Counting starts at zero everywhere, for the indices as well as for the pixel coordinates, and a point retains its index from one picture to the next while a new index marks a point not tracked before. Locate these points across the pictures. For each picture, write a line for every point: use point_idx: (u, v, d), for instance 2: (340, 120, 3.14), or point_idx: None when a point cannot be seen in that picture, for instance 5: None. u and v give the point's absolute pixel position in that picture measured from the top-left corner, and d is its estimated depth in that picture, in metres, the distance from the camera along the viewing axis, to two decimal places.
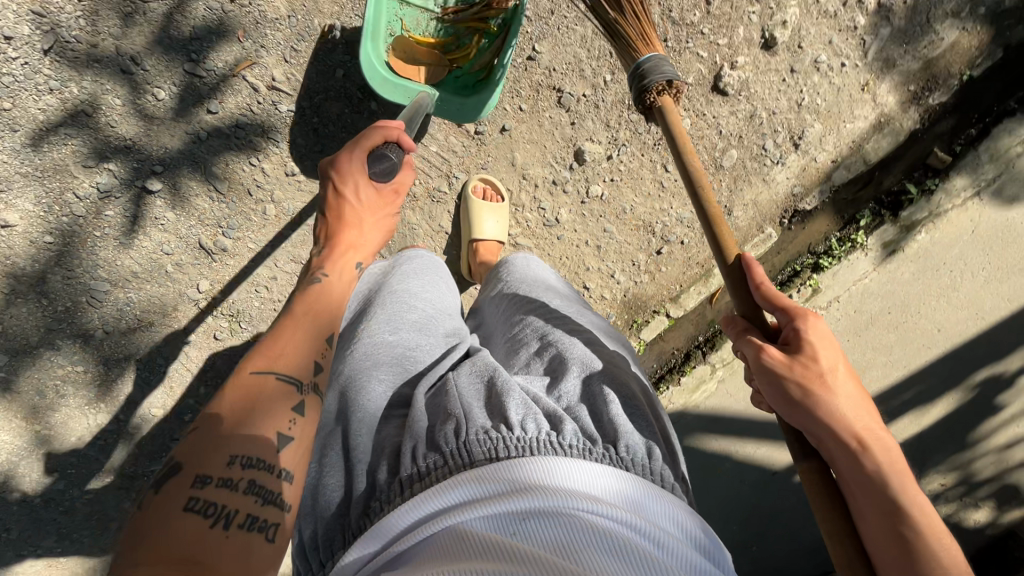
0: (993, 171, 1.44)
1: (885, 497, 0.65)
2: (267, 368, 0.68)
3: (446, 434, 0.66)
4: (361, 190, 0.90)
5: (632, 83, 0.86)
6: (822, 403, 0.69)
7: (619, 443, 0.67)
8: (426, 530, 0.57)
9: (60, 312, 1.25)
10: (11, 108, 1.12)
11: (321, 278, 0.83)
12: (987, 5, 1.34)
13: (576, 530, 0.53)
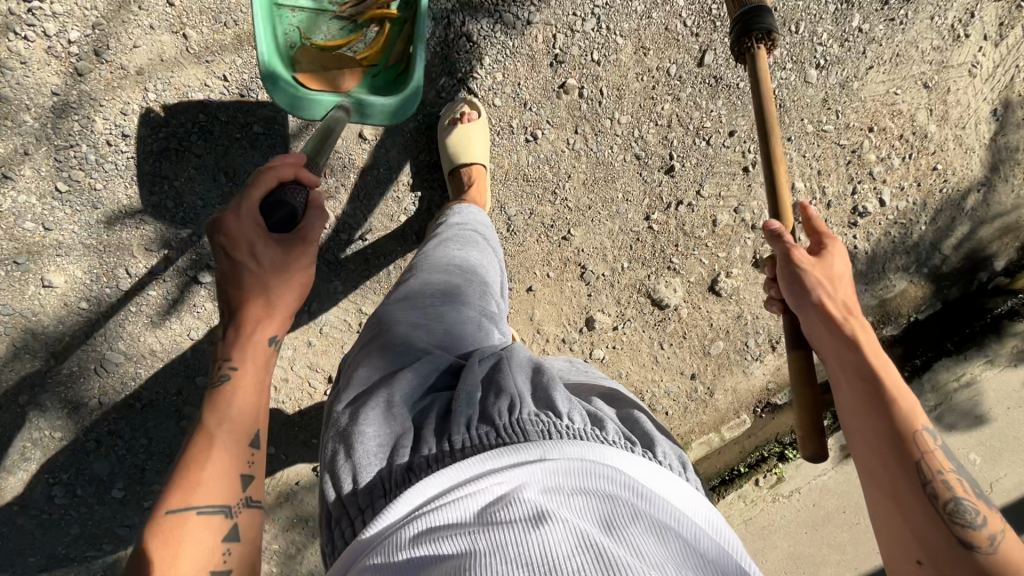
0: (934, 398, 1.70)
1: (857, 365, 0.77)
2: (184, 505, 0.64)
3: (500, 409, 0.71)
4: (258, 250, 0.79)
5: (735, 28, 0.94)
6: (824, 296, 0.83)
7: (657, 449, 0.72)
8: (477, 486, 0.61)
9: (63, 374, 1.29)
10: (101, 189, 1.24)
11: (228, 372, 0.75)
12: (931, 266, 1.61)
13: (619, 513, 0.57)
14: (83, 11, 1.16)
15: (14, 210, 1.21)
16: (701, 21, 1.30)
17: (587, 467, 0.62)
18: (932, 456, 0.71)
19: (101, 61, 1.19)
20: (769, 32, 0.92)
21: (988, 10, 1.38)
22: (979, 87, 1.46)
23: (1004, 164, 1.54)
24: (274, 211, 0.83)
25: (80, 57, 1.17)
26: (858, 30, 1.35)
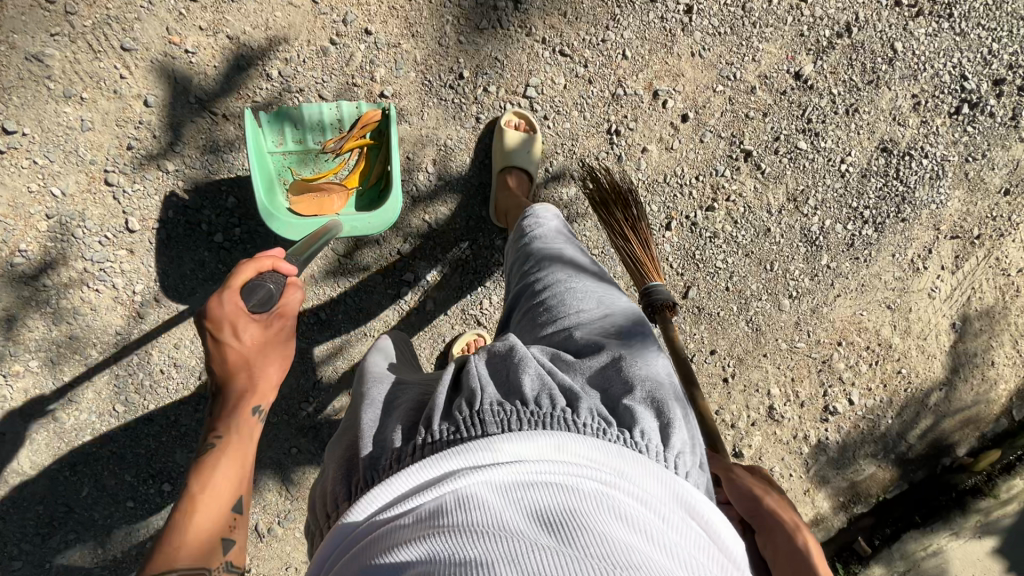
0: (904, 566, 1.82)
1: None
2: (164, 567, 0.65)
3: (460, 405, 0.68)
4: (241, 331, 0.82)
5: (645, 299, 1.21)
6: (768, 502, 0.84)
7: (635, 428, 0.67)
8: (430, 488, 0.56)
9: (107, 561, 1.43)
10: (153, 406, 1.39)
11: (214, 441, 0.78)
12: (899, 451, 1.75)
13: (584, 500, 0.53)
14: (148, 267, 1.31)
15: (76, 427, 1.36)
16: (686, 263, 1.46)
17: (550, 459, 0.58)
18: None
19: (159, 305, 1.33)
20: (668, 303, 1.21)
21: (945, 247, 1.55)
22: (938, 306, 1.61)
23: (964, 366, 1.69)
24: (252, 291, 0.83)
25: (142, 305, 1.33)
26: (826, 267, 1.51)
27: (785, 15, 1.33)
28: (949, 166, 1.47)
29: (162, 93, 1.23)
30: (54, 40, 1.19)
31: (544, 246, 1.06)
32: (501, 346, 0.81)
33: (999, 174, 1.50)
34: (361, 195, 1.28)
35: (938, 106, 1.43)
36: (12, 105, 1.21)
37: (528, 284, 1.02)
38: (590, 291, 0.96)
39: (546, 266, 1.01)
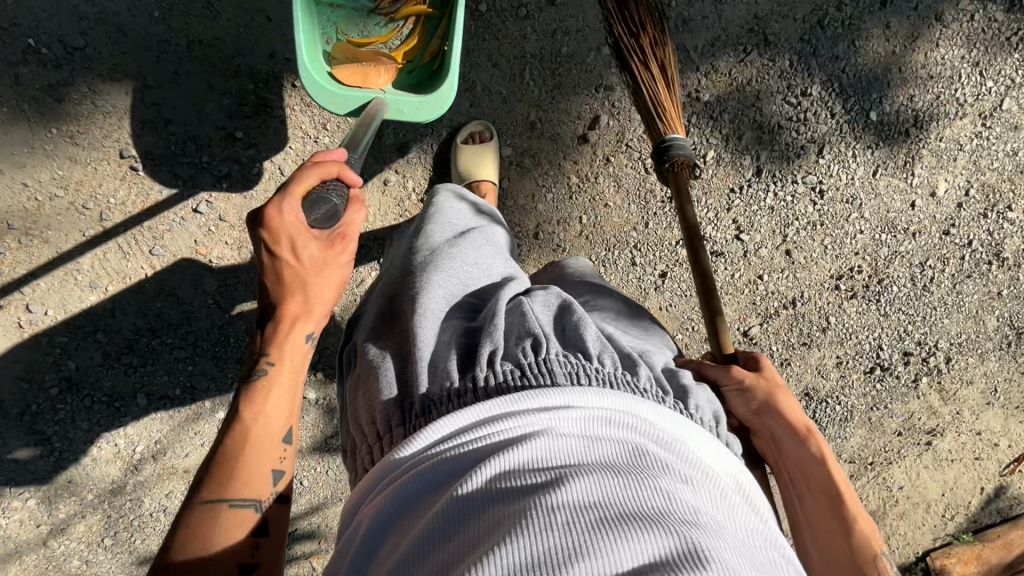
0: None
1: (823, 483, 0.88)
2: (220, 495, 0.72)
3: (526, 348, 0.78)
4: (300, 248, 0.84)
5: (658, 150, 1.09)
6: (780, 403, 0.92)
7: (688, 401, 0.81)
8: (495, 429, 0.66)
9: None
10: (137, 541, 1.52)
11: (269, 367, 0.83)
12: None
13: (636, 456, 0.63)
14: (148, 433, 1.43)
15: (65, 553, 1.49)
16: None
17: (607, 419, 0.67)
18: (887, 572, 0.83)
19: (156, 462, 1.46)
20: (687, 159, 1.08)
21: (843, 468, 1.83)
22: None
23: None
24: (314, 207, 0.86)
25: (140, 463, 1.46)
26: None
27: (744, 286, 1.54)
28: (856, 412, 1.74)
29: (182, 292, 1.34)
30: (87, 239, 1.28)
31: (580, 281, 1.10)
32: (556, 310, 0.88)
33: (895, 420, 1.78)
34: (410, 71, 1.33)
35: (856, 365, 1.68)
36: (39, 289, 1.30)
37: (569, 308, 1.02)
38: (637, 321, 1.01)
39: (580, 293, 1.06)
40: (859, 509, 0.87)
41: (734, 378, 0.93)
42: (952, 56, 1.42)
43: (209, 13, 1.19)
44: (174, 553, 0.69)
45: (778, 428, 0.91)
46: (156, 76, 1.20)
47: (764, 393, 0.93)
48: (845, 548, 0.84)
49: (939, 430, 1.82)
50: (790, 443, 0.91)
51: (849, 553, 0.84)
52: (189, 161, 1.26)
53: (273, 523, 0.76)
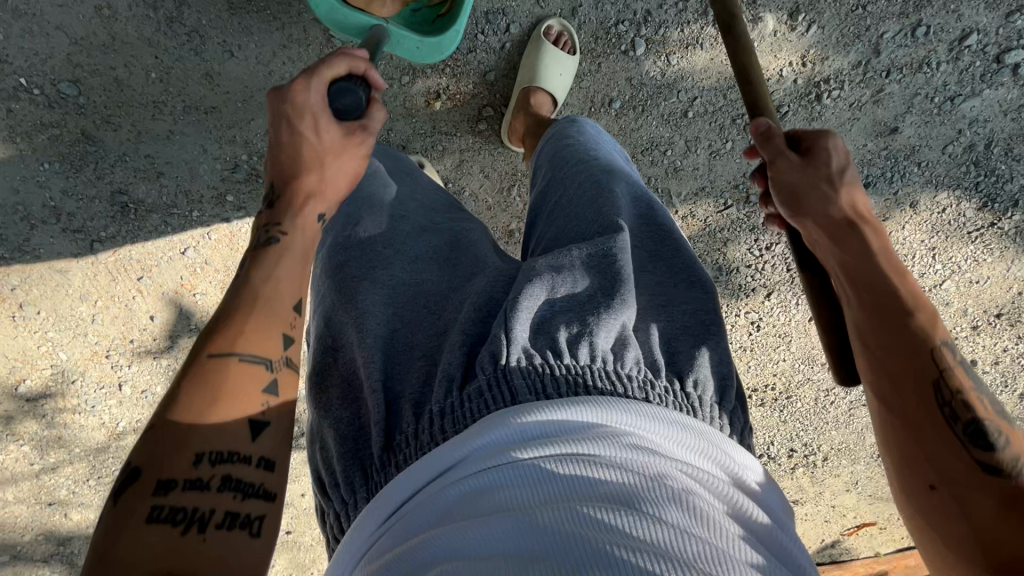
0: None
1: (877, 273, 0.72)
2: (227, 348, 0.62)
3: (483, 360, 0.70)
4: (323, 127, 0.78)
5: None
6: (829, 190, 0.77)
7: (686, 381, 0.72)
8: (456, 476, 0.58)
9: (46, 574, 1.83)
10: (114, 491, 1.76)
11: (280, 236, 0.74)
12: None
13: (616, 473, 0.55)
14: (130, 413, 1.60)
15: None
16: None
17: (580, 437, 0.59)
18: (952, 374, 0.68)
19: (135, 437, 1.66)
20: None
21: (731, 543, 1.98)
22: None
23: None
24: (340, 96, 0.80)
25: (122, 436, 1.63)
26: None
27: None
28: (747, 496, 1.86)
29: (167, 316, 1.44)
30: (79, 262, 1.35)
31: (603, 168, 0.98)
32: (517, 286, 0.79)
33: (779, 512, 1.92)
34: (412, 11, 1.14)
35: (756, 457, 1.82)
36: (33, 293, 1.39)
37: (591, 198, 0.93)
38: (647, 214, 0.95)
39: (596, 170, 0.98)
40: (920, 300, 0.70)
41: (789, 166, 0.79)
42: (914, 240, 1.49)
43: (207, 83, 1.17)
44: (175, 412, 0.57)
45: (823, 214, 0.76)
46: (150, 133, 1.21)
47: (806, 182, 0.78)
48: (889, 347, 0.69)
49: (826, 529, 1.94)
50: (840, 233, 0.75)
51: (907, 355, 0.68)
52: (179, 214, 1.30)
53: (286, 392, 0.64)
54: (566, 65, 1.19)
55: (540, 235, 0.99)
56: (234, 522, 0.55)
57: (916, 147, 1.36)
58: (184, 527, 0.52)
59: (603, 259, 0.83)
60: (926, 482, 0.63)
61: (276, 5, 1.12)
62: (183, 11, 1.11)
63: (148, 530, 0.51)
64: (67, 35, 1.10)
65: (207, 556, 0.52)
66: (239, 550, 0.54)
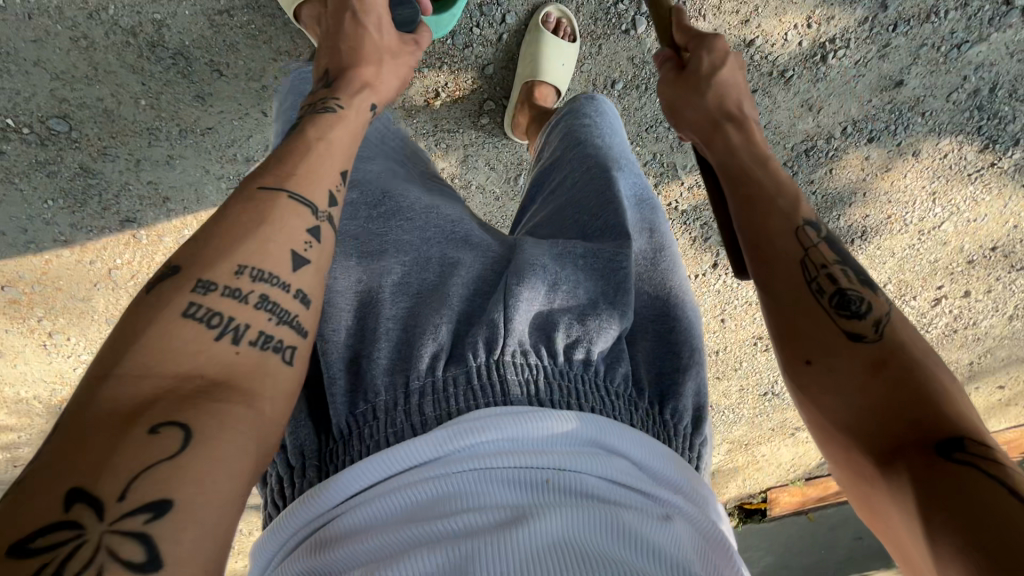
0: None
1: (749, 166, 0.76)
2: (276, 185, 0.61)
3: (476, 346, 0.64)
4: (384, 25, 0.87)
5: None
6: (708, 97, 0.83)
7: (667, 407, 0.70)
8: (427, 474, 0.55)
9: None
10: None
11: (338, 107, 0.76)
12: None
13: (594, 487, 0.55)
14: None
15: None
16: None
17: (563, 447, 0.57)
18: (814, 249, 0.67)
19: None
20: None
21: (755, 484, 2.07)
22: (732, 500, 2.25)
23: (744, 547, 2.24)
24: (398, 10, 0.93)
25: None
26: None
27: None
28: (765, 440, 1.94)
29: None
30: (98, 289, 1.35)
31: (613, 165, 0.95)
32: (507, 279, 0.73)
33: (792, 450, 2.00)
34: None
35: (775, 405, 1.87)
36: (60, 322, 1.40)
37: (598, 189, 0.90)
38: (646, 221, 0.91)
39: (604, 163, 0.95)
40: (788, 187, 0.73)
41: (666, 72, 0.88)
42: (914, 185, 1.47)
43: (200, 104, 1.13)
44: (220, 228, 0.57)
45: (698, 122, 0.83)
46: (150, 160, 1.19)
47: (680, 96, 0.85)
48: (763, 222, 0.70)
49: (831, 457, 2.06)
50: (708, 133, 0.82)
51: (778, 227, 0.69)
52: (191, 232, 1.29)
53: (327, 237, 0.62)
54: (568, 56, 1.19)
55: (533, 217, 0.97)
56: (266, 342, 0.54)
57: (920, 97, 1.34)
58: (218, 333, 0.51)
59: (613, 255, 0.80)
60: (801, 356, 0.61)
61: (260, 18, 1.06)
62: (164, 34, 1.05)
63: (180, 322, 0.50)
64: (48, 71, 1.05)
65: (237, 366, 0.51)
66: (269, 371, 0.53)
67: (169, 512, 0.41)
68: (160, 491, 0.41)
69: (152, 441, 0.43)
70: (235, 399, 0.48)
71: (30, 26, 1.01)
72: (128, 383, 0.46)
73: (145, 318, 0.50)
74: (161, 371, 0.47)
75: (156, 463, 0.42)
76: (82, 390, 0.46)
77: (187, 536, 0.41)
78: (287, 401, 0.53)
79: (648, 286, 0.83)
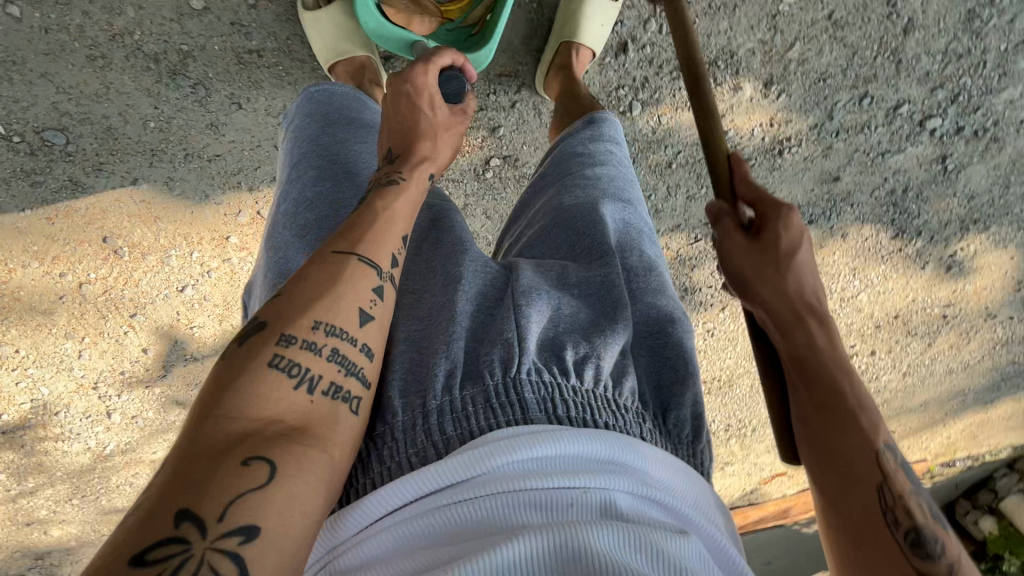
0: None
1: (834, 388, 0.73)
2: (348, 249, 0.72)
3: (493, 366, 0.69)
4: (437, 105, 0.89)
5: None
6: (783, 279, 0.78)
7: (669, 416, 0.77)
8: (471, 491, 0.60)
9: None
10: (83, 528, 1.63)
11: (399, 182, 0.82)
12: None
13: (622, 506, 0.60)
14: (121, 435, 1.48)
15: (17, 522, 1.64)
16: None
17: (594, 468, 0.63)
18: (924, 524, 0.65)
19: (124, 457, 1.52)
20: None
21: None
22: None
23: None
24: (445, 84, 0.93)
25: (110, 456, 1.51)
26: None
27: None
28: None
29: (162, 349, 1.38)
30: (63, 302, 1.28)
31: (607, 193, 0.98)
32: (512, 299, 0.78)
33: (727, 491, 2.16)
34: (449, 34, 1.12)
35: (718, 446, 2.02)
36: (9, 333, 1.31)
37: (580, 215, 0.93)
38: (632, 245, 0.95)
39: (590, 190, 0.97)
40: (876, 425, 0.72)
41: (729, 232, 0.82)
42: (840, 263, 1.70)
43: (212, 132, 1.13)
44: (300, 289, 0.68)
45: (773, 305, 0.78)
46: (148, 180, 1.17)
47: (752, 268, 0.79)
48: (840, 445, 0.71)
49: (756, 494, 2.26)
50: (788, 326, 0.77)
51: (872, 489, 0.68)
52: (177, 253, 1.27)
53: (388, 295, 0.73)
54: (606, 30, 1.19)
55: (525, 232, 1.01)
56: (336, 390, 0.64)
57: (851, 191, 1.57)
58: (297, 382, 0.61)
59: (602, 282, 0.86)
60: None
61: (289, 61, 1.11)
62: (188, 64, 1.07)
63: (268, 371, 0.60)
64: (56, 84, 1.05)
65: (312, 413, 0.61)
66: (339, 419, 0.62)
67: (256, 538, 0.50)
68: (247, 520, 0.50)
69: (246, 472, 0.52)
70: (313, 443, 0.58)
71: (45, 39, 1.01)
72: (226, 423, 0.56)
73: (238, 368, 0.60)
74: (252, 415, 0.57)
75: (247, 492, 0.51)
76: (189, 429, 0.55)
77: (267, 560, 0.50)
78: (352, 446, 0.63)
79: (643, 305, 0.88)
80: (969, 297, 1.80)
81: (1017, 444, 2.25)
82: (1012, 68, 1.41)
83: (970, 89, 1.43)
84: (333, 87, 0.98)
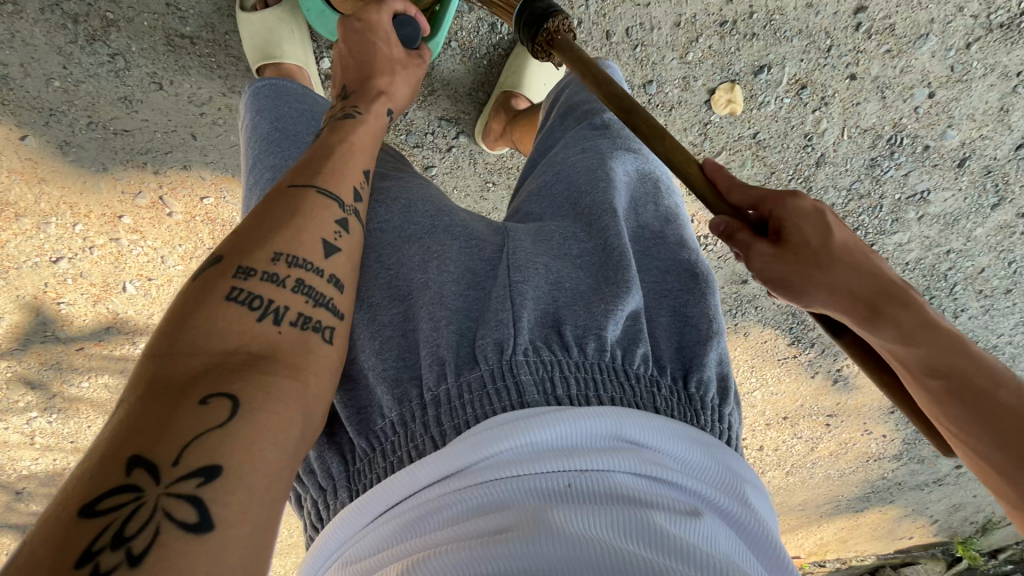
0: None
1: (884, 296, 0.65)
2: (305, 182, 0.65)
3: (487, 349, 0.59)
4: (393, 44, 0.89)
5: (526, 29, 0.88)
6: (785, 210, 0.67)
7: (690, 379, 0.62)
8: (455, 483, 0.51)
9: None
10: None
11: (357, 115, 0.81)
12: None
13: (625, 488, 0.50)
14: None
15: None
16: None
17: (594, 450, 0.53)
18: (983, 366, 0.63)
19: None
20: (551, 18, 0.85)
21: None
22: None
23: None
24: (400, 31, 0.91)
25: None
26: None
27: None
28: None
29: (19, 320, 1.22)
30: None
31: (610, 143, 0.82)
32: (504, 275, 0.66)
33: None
34: None
35: None
36: None
37: (591, 166, 0.78)
38: (646, 198, 0.80)
39: (596, 143, 0.82)
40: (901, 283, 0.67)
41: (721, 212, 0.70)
42: (740, 359, 1.71)
43: (124, 106, 1.08)
44: (255, 222, 0.60)
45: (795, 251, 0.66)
46: (39, 139, 1.08)
47: (757, 243, 0.66)
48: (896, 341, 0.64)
49: None
50: (815, 261, 0.65)
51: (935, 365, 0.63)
52: (58, 222, 1.16)
53: (354, 230, 0.66)
54: (551, 78, 1.25)
55: (525, 189, 0.85)
56: (307, 322, 0.57)
57: (757, 295, 1.60)
58: (260, 314, 0.54)
59: (602, 250, 0.71)
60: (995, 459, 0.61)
61: (223, 55, 1.09)
62: (110, 32, 1.02)
63: (226, 305, 0.53)
64: None
65: (280, 345, 0.53)
66: (311, 348, 0.55)
67: (218, 479, 0.42)
68: (209, 458, 0.43)
69: (204, 411, 0.45)
70: (288, 373, 0.51)
71: None
72: (182, 361, 0.48)
73: (193, 303, 0.53)
74: (212, 349, 0.50)
75: (210, 429, 0.44)
76: (140, 370, 0.48)
77: (235, 498, 0.42)
78: (331, 379, 0.56)
79: (661, 260, 0.73)
80: (851, 411, 1.83)
81: (881, 553, 2.35)
82: (903, 216, 1.46)
83: (867, 225, 1.47)
84: (281, 83, 0.93)
